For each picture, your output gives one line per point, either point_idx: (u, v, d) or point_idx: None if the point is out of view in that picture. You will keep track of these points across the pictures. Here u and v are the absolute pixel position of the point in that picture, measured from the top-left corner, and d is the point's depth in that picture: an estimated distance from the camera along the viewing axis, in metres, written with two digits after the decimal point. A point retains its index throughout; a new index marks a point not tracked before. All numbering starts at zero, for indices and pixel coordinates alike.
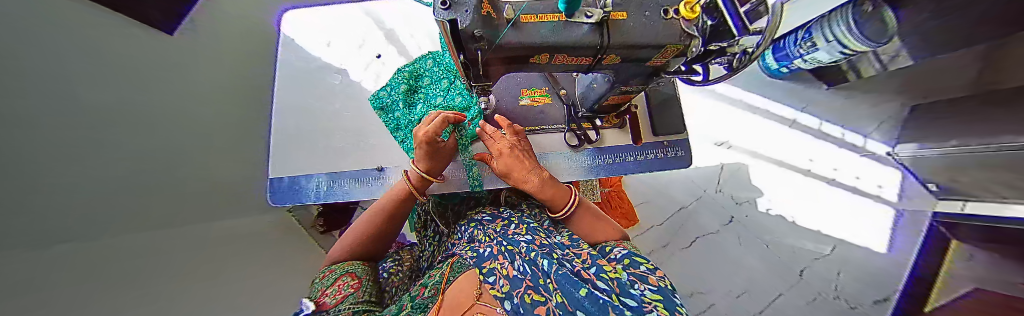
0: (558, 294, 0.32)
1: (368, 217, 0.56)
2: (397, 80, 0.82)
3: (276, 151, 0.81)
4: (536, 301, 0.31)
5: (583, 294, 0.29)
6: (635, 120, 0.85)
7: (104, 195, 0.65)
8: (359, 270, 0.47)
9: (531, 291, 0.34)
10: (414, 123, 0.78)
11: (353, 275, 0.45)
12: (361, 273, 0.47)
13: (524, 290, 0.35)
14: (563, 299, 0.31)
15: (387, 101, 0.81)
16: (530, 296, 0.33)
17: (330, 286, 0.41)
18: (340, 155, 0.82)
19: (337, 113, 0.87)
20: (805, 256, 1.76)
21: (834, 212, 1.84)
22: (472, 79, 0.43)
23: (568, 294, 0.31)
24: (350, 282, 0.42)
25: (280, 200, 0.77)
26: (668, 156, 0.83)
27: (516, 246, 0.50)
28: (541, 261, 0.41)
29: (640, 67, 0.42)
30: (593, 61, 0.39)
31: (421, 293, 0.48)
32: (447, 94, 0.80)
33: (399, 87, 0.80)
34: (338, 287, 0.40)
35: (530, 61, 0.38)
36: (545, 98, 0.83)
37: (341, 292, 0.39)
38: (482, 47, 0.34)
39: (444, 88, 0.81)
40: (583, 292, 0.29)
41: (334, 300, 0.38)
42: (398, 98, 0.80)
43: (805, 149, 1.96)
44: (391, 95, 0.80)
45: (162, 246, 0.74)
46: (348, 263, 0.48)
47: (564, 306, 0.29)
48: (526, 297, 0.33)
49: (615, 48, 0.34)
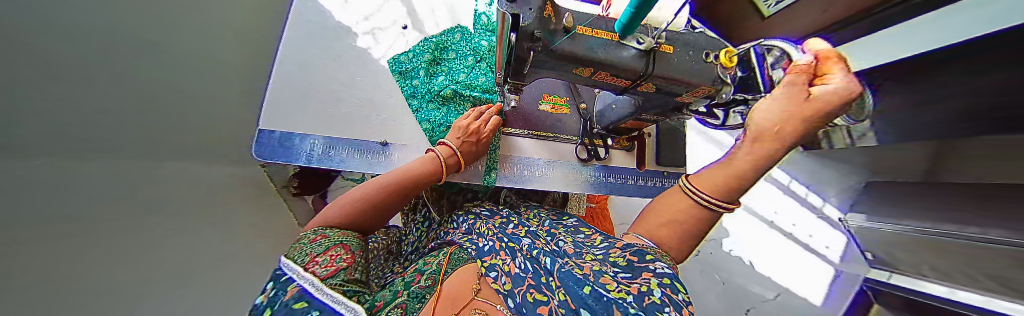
0: (561, 292, 0.33)
1: (367, 190, 0.53)
2: (422, 49, 0.81)
3: (274, 102, 0.75)
4: (539, 302, 0.32)
5: (586, 292, 0.30)
6: (642, 147, 0.88)
7: (71, 104, 0.59)
8: (353, 244, 0.45)
9: (533, 290, 0.35)
10: (431, 95, 0.77)
11: (345, 247, 0.43)
12: (355, 246, 0.45)
13: (526, 289, 0.36)
14: (567, 297, 0.32)
15: (406, 67, 0.80)
16: (533, 295, 0.34)
17: (325, 254, 0.39)
18: (347, 121, 0.79)
19: (347, 77, 0.84)
20: (754, 298, 1.91)
21: (786, 263, 2.01)
22: (509, 76, 0.43)
23: (572, 292, 0.32)
24: (343, 255, 0.41)
25: (269, 155, 0.70)
26: (660, 186, 0.88)
27: (518, 243, 0.51)
28: (545, 260, 0.43)
29: (668, 100, 0.44)
30: (629, 86, 0.40)
31: (417, 281, 0.47)
32: (470, 71, 0.79)
33: (422, 56, 0.79)
34: (331, 258, 0.38)
35: (570, 72, 0.39)
36: (564, 108, 0.84)
37: (334, 263, 0.38)
38: (536, 48, 0.33)
39: (468, 65, 0.80)
40: (585, 291, 0.31)
41: (325, 272, 0.35)
42: (419, 66, 0.79)
43: (774, 202, 2.13)
44: (412, 61, 0.79)
45: (121, 172, 0.67)
46: (343, 233, 0.45)
47: (567, 305, 0.30)
48: (529, 296, 0.34)
49: (656, 78, 0.36)
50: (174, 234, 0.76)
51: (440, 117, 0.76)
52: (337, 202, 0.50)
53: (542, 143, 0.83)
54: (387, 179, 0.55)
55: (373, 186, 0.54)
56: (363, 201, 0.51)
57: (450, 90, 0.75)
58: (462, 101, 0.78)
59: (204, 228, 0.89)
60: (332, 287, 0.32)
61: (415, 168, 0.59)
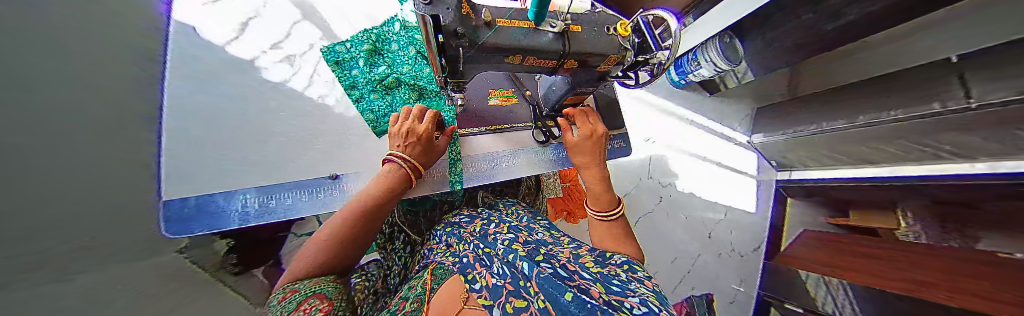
0: (541, 298, 0.33)
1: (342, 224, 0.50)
2: (361, 39, 0.86)
3: (174, 169, 0.63)
4: (519, 309, 0.32)
5: (568, 299, 0.30)
6: None
7: None
8: (328, 291, 0.42)
9: (512, 298, 0.36)
10: (374, 83, 0.82)
11: (321, 296, 0.40)
12: (332, 293, 0.42)
13: (504, 299, 0.36)
14: (546, 303, 0.32)
15: (345, 56, 0.83)
16: (511, 304, 0.35)
17: (298, 309, 0.35)
18: (281, 165, 0.73)
19: (269, 120, 0.77)
20: (710, 223, 2.29)
21: (726, 187, 2.45)
22: (448, 76, 0.45)
23: (551, 297, 0.32)
24: (319, 305, 0.37)
25: (187, 227, 0.61)
26: (611, 149, 1.00)
27: (494, 247, 0.53)
28: (521, 264, 0.44)
29: (591, 71, 0.53)
30: (556, 65, 0.47)
31: (401, 307, 0.47)
32: (415, 63, 0.88)
33: (362, 46, 0.85)
34: (306, 312, 0.35)
35: (504, 61, 0.44)
36: (513, 99, 0.89)
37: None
38: (462, 45, 0.37)
39: (410, 56, 0.88)
40: (568, 297, 0.31)
41: None
42: (359, 55, 0.84)
43: (702, 141, 2.56)
44: (351, 51, 0.84)
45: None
46: (315, 281, 0.43)
47: (548, 311, 0.30)
48: (508, 305, 0.35)
49: (574, 54, 0.44)
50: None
51: (384, 105, 0.81)
52: (305, 250, 0.47)
53: (501, 136, 0.87)
54: (354, 207, 0.52)
55: (340, 216, 0.51)
56: (336, 239, 0.48)
57: (393, 79, 0.82)
58: (406, 89, 0.84)
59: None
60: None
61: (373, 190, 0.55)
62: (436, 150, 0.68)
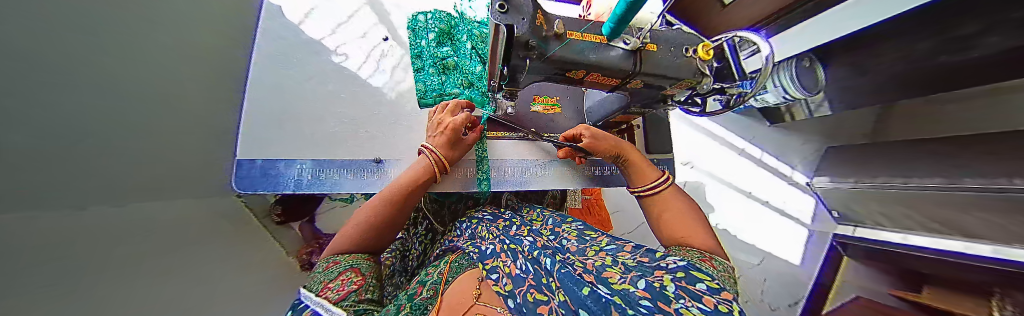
0: (561, 293, 0.33)
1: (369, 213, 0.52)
2: (440, 17, 0.89)
3: (249, 131, 0.73)
4: (539, 301, 0.34)
5: (585, 293, 0.31)
6: (632, 136, 0.92)
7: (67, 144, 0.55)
8: (363, 267, 0.46)
9: (533, 290, 0.37)
10: (435, 60, 0.85)
11: (356, 270, 0.44)
12: (365, 268, 0.46)
13: (526, 289, 0.38)
14: (566, 298, 0.32)
15: (420, 27, 0.87)
16: (532, 295, 0.36)
17: (337, 279, 0.40)
18: (331, 140, 0.78)
19: (328, 97, 0.82)
20: (742, 266, 2.06)
21: (769, 231, 2.18)
22: (505, 83, 0.45)
23: (570, 291, 0.33)
24: (353, 278, 0.42)
25: (253, 185, 0.70)
26: None
27: (520, 244, 0.51)
28: (544, 260, 0.43)
29: (656, 92, 0.49)
30: (619, 84, 0.45)
31: (418, 292, 0.51)
32: (471, 58, 0.87)
33: (438, 23, 0.88)
34: (343, 282, 0.39)
35: (565, 75, 0.42)
36: (555, 108, 0.87)
37: (344, 286, 0.38)
38: (531, 56, 0.37)
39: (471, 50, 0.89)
40: (584, 291, 0.31)
41: (337, 294, 0.36)
42: (430, 30, 0.86)
43: (751, 175, 2.29)
44: (426, 24, 0.87)
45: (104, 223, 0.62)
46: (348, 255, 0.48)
47: (566, 305, 0.31)
48: (529, 296, 0.36)
49: (643, 74, 0.42)
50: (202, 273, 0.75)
51: (438, 82, 0.83)
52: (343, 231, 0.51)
53: (535, 145, 0.86)
54: (387, 194, 0.54)
55: (377, 198, 0.54)
56: (369, 223, 0.51)
57: (452, 62, 0.84)
58: (460, 74, 0.85)
59: (218, 267, 0.86)
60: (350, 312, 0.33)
61: (411, 175, 0.59)
62: (461, 145, 0.68)
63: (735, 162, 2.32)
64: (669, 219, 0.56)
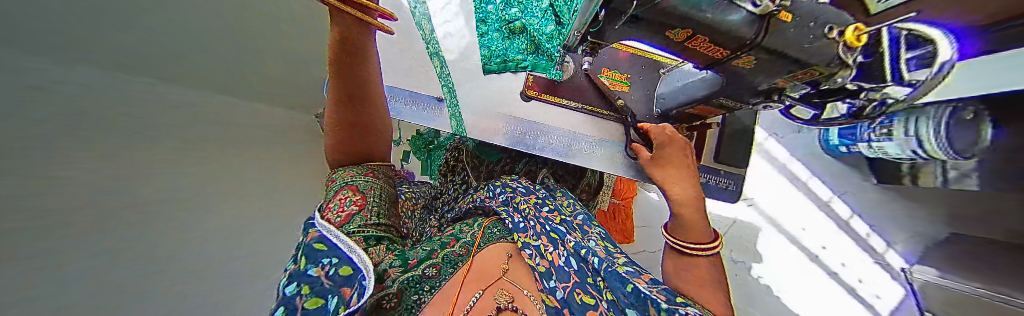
0: (607, 292, 0.48)
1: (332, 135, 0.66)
2: None
3: None
4: (589, 305, 0.47)
5: (629, 290, 0.45)
6: (702, 137, 0.95)
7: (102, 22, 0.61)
8: (358, 184, 0.61)
9: (580, 290, 0.50)
10: (502, 23, 0.78)
11: (350, 188, 0.59)
12: (360, 185, 0.61)
13: (573, 288, 0.50)
14: (612, 297, 0.47)
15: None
16: (582, 297, 0.49)
17: (336, 197, 0.56)
18: (402, 71, 0.85)
19: (405, 32, 0.88)
20: None
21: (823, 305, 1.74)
22: (594, 32, 0.52)
23: (616, 289, 0.47)
24: (349, 198, 0.56)
25: None
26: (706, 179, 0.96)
27: (558, 234, 0.58)
28: (592, 259, 0.52)
29: (770, 63, 0.55)
30: (727, 53, 0.55)
31: (453, 246, 0.62)
32: (543, 16, 0.76)
33: None
34: (341, 204, 0.54)
35: (669, 34, 0.52)
36: (623, 85, 0.91)
37: (344, 210, 0.53)
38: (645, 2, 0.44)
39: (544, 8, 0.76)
40: (629, 288, 0.45)
41: (339, 219, 0.51)
42: None
43: (822, 233, 1.90)
44: None
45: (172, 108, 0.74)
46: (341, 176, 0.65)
47: (615, 305, 0.46)
48: (581, 296, 0.49)
49: (761, 40, 0.48)
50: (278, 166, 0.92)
51: (502, 49, 0.81)
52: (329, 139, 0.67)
53: (596, 120, 0.93)
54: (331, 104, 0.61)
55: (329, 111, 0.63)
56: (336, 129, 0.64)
57: (521, 24, 0.76)
58: (527, 39, 0.79)
59: (261, 171, 1.01)
60: (344, 234, 0.48)
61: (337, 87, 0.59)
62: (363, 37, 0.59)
63: (807, 213, 1.97)
64: (695, 280, 0.52)
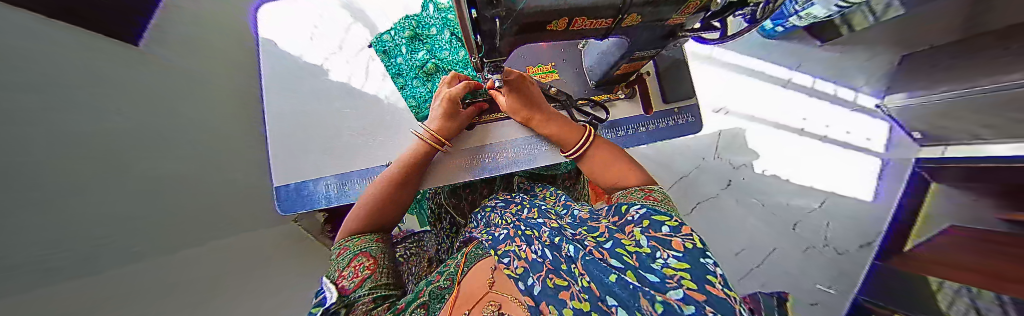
0: (585, 279, 0.29)
1: (367, 209, 0.55)
2: (403, 26, 0.89)
3: (279, 159, 0.81)
4: (559, 287, 0.30)
5: (613, 281, 0.26)
6: (645, 89, 0.93)
7: None
8: (372, 250, 0.48)
9: (552, 276, 0.33)
10: (417, 70, 0.86)
11: (366, 255, 0.45)
12: (375, 251, 0.48)
13: (543, 274, 0.34)
14: (590, 284, 0.28)
15: (389, 45, 0.87)
16: (552, 281, 0.32)
17: (348, 267, 0.42)
18: (348, 154, 0.83)
19: (337, 115, 0.87)
20: (797, 211, 1.87)
21: (829, 169, 1.91)
22: (484, 55, 0.47)
23: (597, 280, 0.29)
24: (365, 263, 0.43)
25: (291, 206, 0.79)
26: (669, 125, 0.92)
27: (536, 230, 0.47)
28: (566, 246, 0.37)
29: (661, 26, 0.47)
30: (613, 23, 0.42)
31: (435, 281, 0.54)
32: (452, 47, 0.87)
33: (403, 32, 0.87)
34: (355, 269, 0.41)
35: (548, 29, 0.41)
36: (552, 74, 0.87)
37: (358, 274, 0.40)
38: (499, 13, 0.34)
39: (449, 40, 0.87)
40: (613, 279, 0.27)
41: (353, 283, 0.38)
42: (401, 43, 0.87)
43: (801, 108, 2.00)
44: (394, 39, 0.87)
45: None
46: (347, 239, 0.50)
47: (591, 292, 0.27)
48: (548, 282, 0.32)
49: (635, 7, 0.36)
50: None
51: (426, 92, 0.85)
52: (349, 214, 0.56)
53: None
54: (389, 175, 0.61)
55: (379, 183, 0.60)
56: (377, 202, 0.57)
57: (431, 65, 0.85)
58: (444, 74, 0.87)
59: None
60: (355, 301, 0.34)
61: (416, 151, 0.67)
62: (457, 118, 0.73)
63: (793, 100, 2.01)
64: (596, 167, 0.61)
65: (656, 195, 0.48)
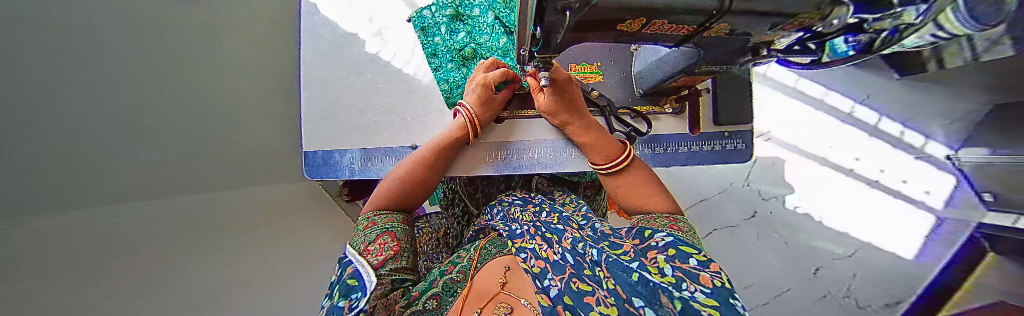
0: None
1: (399, 183, 0.56)
2: (445, 3, 0.89)
3: (310, 125, 0.85)
4: None
5: None
6: (697, 106, 0.85)
7: None
8: (398, 230, 0.47)
9: (580, 283, 0.31)
10: (453, 53, 0.88)
11: (392, 234, 0.45)
12: (400, 232, 0.47)
13: (568, 278, 0.35)
14: (617, 291, 0.25)
15: (429, 22, 0.88)
16: None
17: (375, 243, 0.43)
18: (374, 128, 0.85)
19: (369, 87, 0.87)
20: (824, 256, 1.73)
21: (874, 218, 1.73)
22: (538, 49, 0.44)
23: (627, 290, 0.26)
24: (389, 243, 0.43)
25: (318, 172, 0.84)
26: (717, 149, 0.86)
27: (558, 233, 0.44)
28: (592, 250, 0.35)
29: (745, 41, 0.41)
30: (694, 31, 0.38)
31: (451, 270, 0.54)
32: (493, 32, 0.88)
33: (445, 10, 0.89)
34: (380, 247, 0.42)
35: (618, 28, 0.37)
36: (596, 76, 0.82)
37: (382, 252, 0.41)
38: (572, 6, 0.30)
39: (490, 24, 0.88)
40: (637, 285, 0.25)
41: (377, 260, 0.39)
42: (441, 21, 0.89)
43: (857, 147, 1.80)
44: (435, 17, 0.88)
45: None
46: (375, 213, 0.50)
47: None
48: None
49: (730, 17, 0.31)
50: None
51: (460, 77, 0.87)
52: (379, 188, 0.56)
53: None
54: (423, 157, 0.62)
55: (409, 164, 0.60)
56: (406, 180, 0.56)
57: (469, 49, 0.87)
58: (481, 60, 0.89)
59: None
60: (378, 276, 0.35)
61: (450, 135, 0.67)
62: (492, 104, 0.72)
63: (850, 138, 1.81)
64: (627, 191, 0.56)
65: (680, 226, 0.45)
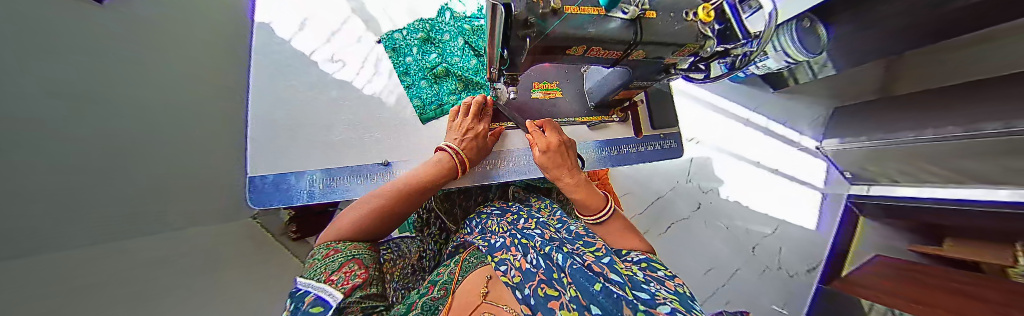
0: (573, 288, 0.29)
1: (362, 211, 0.53)
2: (416, 28, 0.95)
3: (255, 149, 0.74)
4: (550, 296, 0.30)
5: (597, 289, 0.26)
6: (638, 114, 1.02)
7: None
8: (364, 257, 0.44)
9: (544, 284, 0.33)
10: (425, 71, 0.92)
11: (359, 262, 0.42)
12: (368, 260, 0.45)
13: (536, 283, 0.34)
14: (578, 293, 0.28)
15: (400, 43, 0.93)
16: (543, 290, 0.32)
17: (340, 272, 0.38)
18: (339, 149, 0.80)
19: (330, 109, 0.83)
20: (756, 236, 2.05)
21: (781, 199, 2.15)
22: (506, 68, 0.51)
23: (583, 287, 0.29)
24: (357, 271, 0.39)
25: (265, 199, 0.73)
26: (658, 148, 1.03)
27: (531, 239, 0.47)
28: (557, 255, 0.38)
29: (658, 63, 0.56)
30: (621, 56, 0.49)
31: (429, 293, 0.51)
32: (463, 54, 0.96)
33: (416, 34, 0.94)
34: (347, 275, 0.37)
35: (566, 53, 0.46)
36: (556, 92, 0.92)
37: (351, 280, 0.36)
38: (530, 34, 0.40)
39: (460, 47, 0.96)
40: (596, 287, 0.27)
41: (346, 286, 0.34)
42: (411, 43, 0.94)
43: (761, 144, 2.26)
44: (406, 39, 0.94)
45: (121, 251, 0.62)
46: (337, 241, 0.47)
47: (578, 300, 0.27)
48: (541, 290, 0.32)
49: (644, 42, 0.44)
50: (213, 282, 0.79)
51: (432, 93, 0.91)
52: (348, 212, 0.54)
53: None
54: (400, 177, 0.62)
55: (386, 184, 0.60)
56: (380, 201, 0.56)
57: (441, 68, 0.92)
58: (453, 79, 0.94)
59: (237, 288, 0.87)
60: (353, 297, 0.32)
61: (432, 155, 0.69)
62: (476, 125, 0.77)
63: (755, 137, 2.27)
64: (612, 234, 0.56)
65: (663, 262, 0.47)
